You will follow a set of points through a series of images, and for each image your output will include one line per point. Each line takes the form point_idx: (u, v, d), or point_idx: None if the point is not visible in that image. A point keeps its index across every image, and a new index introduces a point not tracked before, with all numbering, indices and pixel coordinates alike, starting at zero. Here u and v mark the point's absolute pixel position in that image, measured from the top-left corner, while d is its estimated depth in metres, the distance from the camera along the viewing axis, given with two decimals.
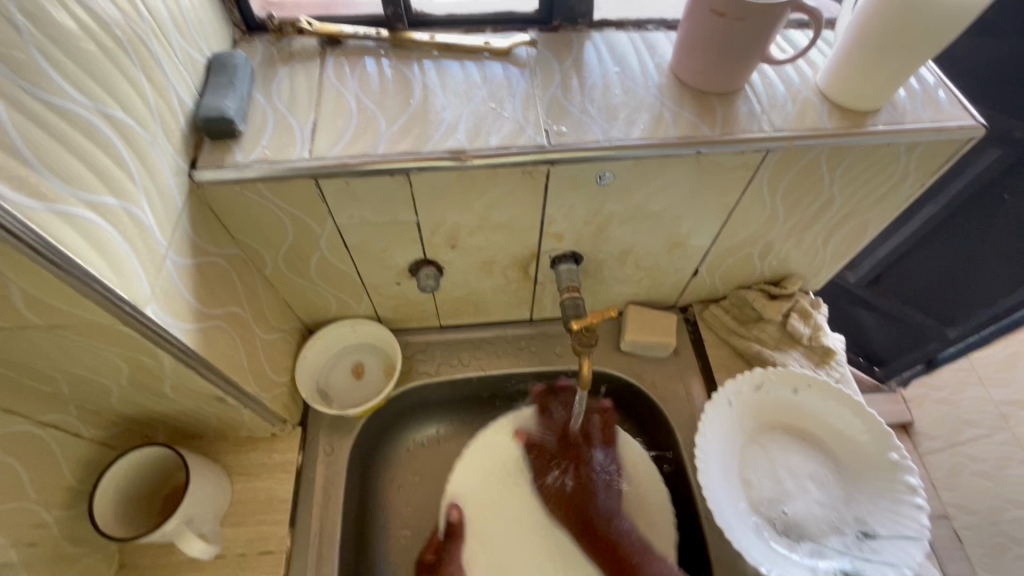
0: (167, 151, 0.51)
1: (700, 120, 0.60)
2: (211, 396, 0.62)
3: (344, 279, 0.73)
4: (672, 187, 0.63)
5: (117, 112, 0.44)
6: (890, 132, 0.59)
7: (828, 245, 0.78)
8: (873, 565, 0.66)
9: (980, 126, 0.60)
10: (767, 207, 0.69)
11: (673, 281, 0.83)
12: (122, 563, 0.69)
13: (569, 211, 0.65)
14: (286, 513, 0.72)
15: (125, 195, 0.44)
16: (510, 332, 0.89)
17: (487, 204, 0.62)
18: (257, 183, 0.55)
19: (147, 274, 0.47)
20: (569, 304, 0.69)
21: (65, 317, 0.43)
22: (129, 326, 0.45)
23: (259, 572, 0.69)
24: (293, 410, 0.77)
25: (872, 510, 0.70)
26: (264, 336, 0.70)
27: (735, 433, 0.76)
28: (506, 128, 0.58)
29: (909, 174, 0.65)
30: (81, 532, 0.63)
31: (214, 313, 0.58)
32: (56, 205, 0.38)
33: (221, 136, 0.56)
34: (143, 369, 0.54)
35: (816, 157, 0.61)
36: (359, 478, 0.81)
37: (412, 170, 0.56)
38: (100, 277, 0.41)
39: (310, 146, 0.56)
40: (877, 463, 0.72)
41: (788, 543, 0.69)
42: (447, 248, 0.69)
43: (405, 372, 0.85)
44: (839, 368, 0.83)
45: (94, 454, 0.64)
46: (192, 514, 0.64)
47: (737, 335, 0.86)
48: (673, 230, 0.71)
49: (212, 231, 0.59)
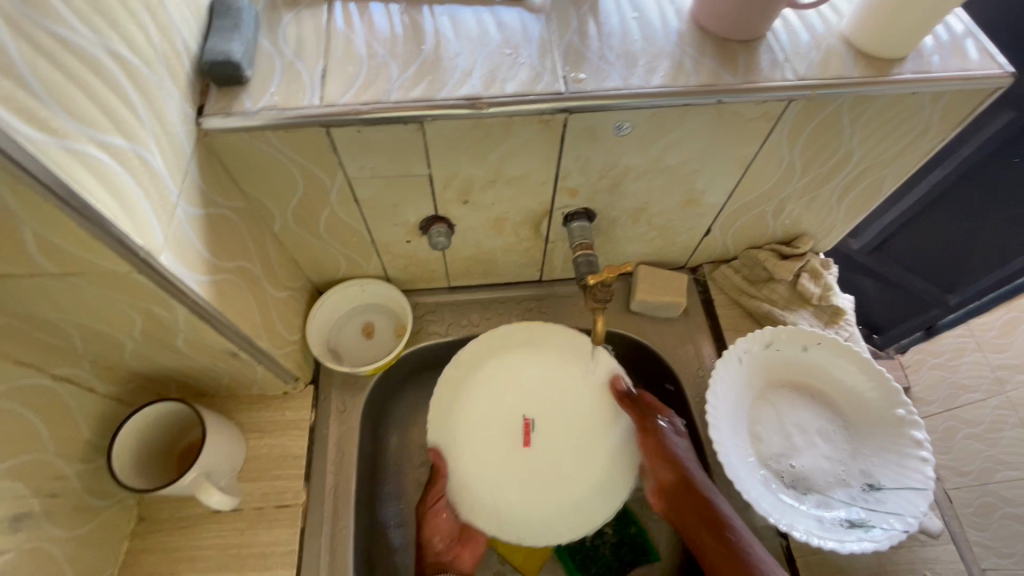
0: (174, 96, 0.49)
1: (722, 68, 0.58)
2: (225, 352, 0.62)
3: (353, 237, 0.72)
4: (689, 138, 0.61)
5: (123, 49, 0.42)
6: (916, 81, 0.58)
7: (843, 202, 0.77)
8: (878, 515, 0.68)
9: (1006, 75, 0.58)
10: (784, 161, 0.67)
11: (684, 241, 0.82)
12: (140, 516, 0.69)
13: (583, 163, 0.63)
14: (300, 469, 0.73)
15: (136, 137, 0.43)
16: (520, 293, 0.89)
17: (500, 155, 0.61)
18: (266, 132, 0.54)
19: (160, 222, 0.46)
20: (581, 261, 0.69)
21: (81, 264, 0.43)
22: (144, 274, 0.45)
23: (276, 525, 0.70)
24: (304, 368, 0.78)
25: (878, 464, 0.72)
26: (275, 294, 0.69)
27: (745, 390, 0.76)
28: (522, 75, 0.56)
29: (930, 127, 0.64)
30: (99, 485, 0.63)
31: (225, 267, 0.57)
32: (67, 143, 0.37)
33: (228, 82, 0.54)
34: (157, 321, 0.53)
35: (838, 107, 0.60)
36: (370, 436, 0.82)
37: (425, 118, 0.54)
38: (114, 220, 0.40)
39: (320, 93, 0.54)
40: (884, 418, 0.73)
41: (795, 495, 0.71)
42: (458, 204, 0.68)
43: (415, 332, 0.85)
44: (848, 328, 0.83)
45: (110, 409, 0.64)
46: (209, 468, 0.65)
47: (745, 295, 0.86)
48: (688, 185, 0.69)
49: (220, 180, 0.57)
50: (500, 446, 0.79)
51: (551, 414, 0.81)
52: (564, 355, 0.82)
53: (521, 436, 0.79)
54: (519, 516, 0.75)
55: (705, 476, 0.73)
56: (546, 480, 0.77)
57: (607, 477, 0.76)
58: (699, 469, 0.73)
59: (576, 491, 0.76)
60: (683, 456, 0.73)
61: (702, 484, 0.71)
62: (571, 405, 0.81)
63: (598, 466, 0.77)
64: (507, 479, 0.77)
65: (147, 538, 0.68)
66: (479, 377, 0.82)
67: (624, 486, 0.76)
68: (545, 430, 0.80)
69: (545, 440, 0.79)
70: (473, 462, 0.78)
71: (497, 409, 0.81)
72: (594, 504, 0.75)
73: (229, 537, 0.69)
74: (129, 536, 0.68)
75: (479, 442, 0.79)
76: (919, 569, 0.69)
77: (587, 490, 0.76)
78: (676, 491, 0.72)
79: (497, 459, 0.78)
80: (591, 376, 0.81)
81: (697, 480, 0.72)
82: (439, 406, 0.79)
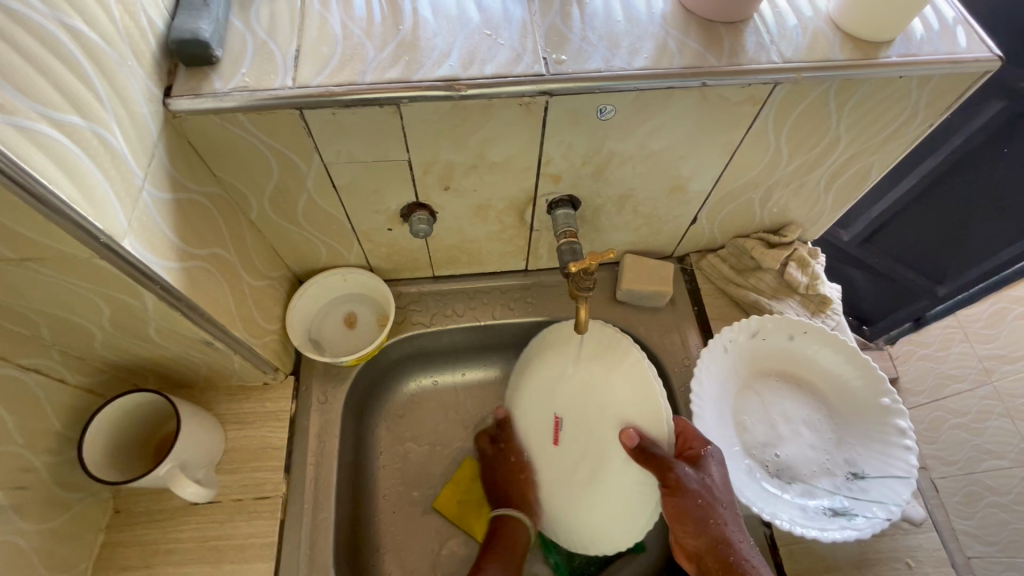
0: (138, 76, 0.47)
1: (706, 50, 0.57)
2: (199, 341, 0.61)
3: (332, 224, 0.71)
4: (675, 122, 0.60)
5: (80, 25, 0.40)
6: (903, 65, 0.57)
7: (830, 190, 0.76)
8: (862, 503, 0.68)
9: (995, 59, 0.57)
10: (770, 147, 0.66)
11: (670, 229, 0.81)
12: (115, 508, 0.68)
13: (567, 148, 0.62)
14: (280, 461, 0.72)
15: (95, 117, 0.41)
16: (505, 283, 0.87)
17: (480, 139, 0.59)
18: (238, 114, 0.52)
19: (123, 206, 0.44)
20: (565, 249, 0.68)
21: (39, 249, 0.41)
22: (106, 259, 0.43)
23: (255, 516, 0.69)
24: (285, 359, 0.77)
25: (862, 453, 0.72)
26: (252, 282, 0.68)
27: (730, 380, 0.76)
28: (502, 57, 0.55)
29: (918, 113, 0.63)
30: (72, 477, 0.62)
31: (197, 254, 0.55)
32: (17, 121, 0.35)
33: (197, 63, 0.52)
34: (126, 309, 0.52)
35: (825, 91, 0.59)
36: (353, 427, 0.81)
37: (403, 101, 0.53)
38: (70, 202, 0.39)
39: (293, 75, 0.53)
40: (869, 407, 0.73)
41: (779, 484, 0.70)
42: (440, 190, 0.66)
43: (398, 322, 0.84)
44: (835, 317, 0.83)
45: (82, 400, 0.63)
46: (184, 460, 0.64)
47: (733, 285, 0.85)
48: (674, 171, 0.68)
49: (191, 165, 0.55)
50: (545, 447, 0.79)
51: (575, 411, 0.76)
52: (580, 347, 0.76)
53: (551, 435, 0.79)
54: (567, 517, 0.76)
55: (739, 542, 0.62)
56: (580, 486, 0.75)
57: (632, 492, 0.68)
58: (733, 532, 0.63)
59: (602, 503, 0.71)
60: (712, 519, 0.63)
61: (735, 553, 0.61)
62: (591, 403, 0.74)
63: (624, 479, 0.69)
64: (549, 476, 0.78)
65: (122, 530, 0.67)
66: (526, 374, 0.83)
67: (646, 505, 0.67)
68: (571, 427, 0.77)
69: (572, 439, 0.76)
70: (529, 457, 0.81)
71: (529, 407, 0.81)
72: (621, 516, 0.70)
73: (207, 528, 0.67)
74: (104, 530, 0.67)
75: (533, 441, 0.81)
76: (901, 556, 0.69)
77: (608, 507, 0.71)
78: (704, 560, 0.63)
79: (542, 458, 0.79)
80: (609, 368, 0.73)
81: (729, 550, 0.62)
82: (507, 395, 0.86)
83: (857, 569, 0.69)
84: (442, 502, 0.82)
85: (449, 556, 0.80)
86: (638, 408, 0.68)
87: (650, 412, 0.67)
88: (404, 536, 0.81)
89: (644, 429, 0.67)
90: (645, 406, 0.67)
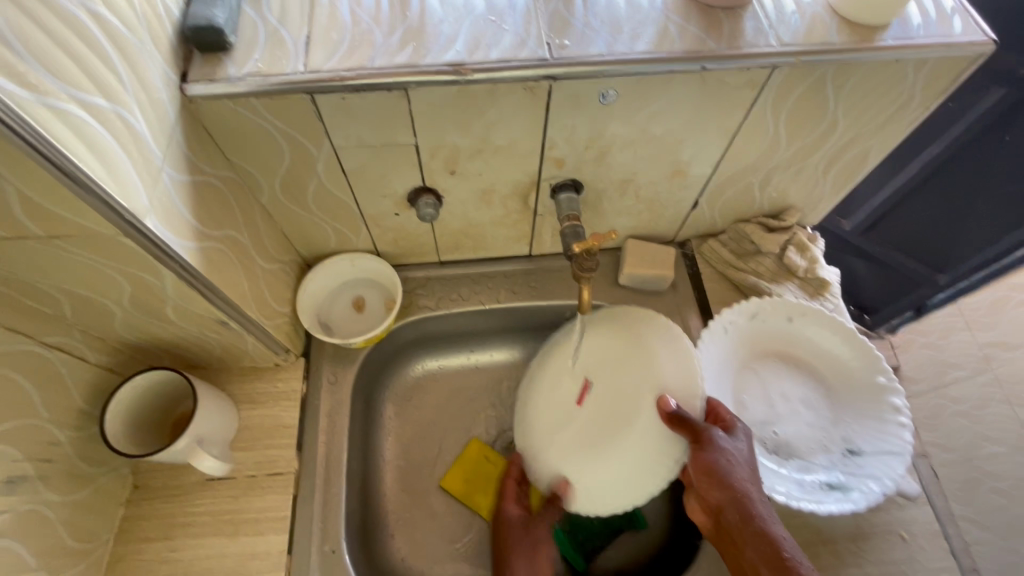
0: (157, 61, 0.49)
1: (706, 35, 0.58)
2: (215, 321, 0.63)
3: (341, 209, 0.72)
4: (675, 106, 0.62)
5: (103, 10, 0.42)
6: (899, 48, 0.58)
7: (829, 173, 0.78)
8: (857, 478, 0.70)
9: (989, 42, 0.59)
10: (770, 130, 0.68)
11: (671, 214, 0.83)
12: (135, 484, 0.71)
13: (570, 132, 0.64)
14: (292, 438, 0.74)
15: (117, 99, 0.43)
16: (508, 268, 0.89)
17: (486, 124, 0.61)
18: (250, 99, 0.54)
19: (145, 185, 0.46)
20: (569, 232, 0.69)
21: (66, 226, 0.43)
22: (129, 236, 0.45)
23: (269, 491, 0.71)
24: (295, 341, 0.79)
25: (859, 430, 0.73)
26: (264, 266, 0.70)
27: (730, 359, 0.78)
28: (506, 42, 0.56)
29: (915, 96, 0.65)
30: (93, 453, 0.65)
31: (213, 235, 0.57)
32: (48, 100, 0.37)
33: (212, 48, 0.54)
34: (146, 288, 0.54)
35: (822, 75, 0.60)
36: (362, 406, 0.83)
37: (410, 84, 0.55)
38: (98, 179, 0.41)
39: (304, 60, 0.54)
40: (865, 386, 0.75)
41: (777, 460, 0.72)
42: (446, 174, 0.68)
43: (405, 306, 0.86)
44: (834, 300, 0.84)
45: (102, 379, 0.65)
46: (201, 434, 0.66)
47: (733, 268, 0.87)
48: (675, 156, 0.70)
49: (205, 148, 0.57)
50: (562, 413, 0.77)
51: (610, 381, 0.74)
52: (627, 323, 0.76)
53: (577, 395, 0.77)
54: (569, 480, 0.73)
55: (761, 500, 0.61)
56: (597, 450, 0.72)
57: (646, 459, 0.68)
58: (755, 490, 0.62)
59: (612, 463, 0.70)
60: (737, 474, 0.62)
61: (758, 508, 0.61)
62: (626, 370, 0.73)
63: (642, 442, 0.68)
64: (556, 435, 0.76)
65: (142, 504, 0.70)
66: (556, 349, 0.81)
67: (660, 471, 0.67)
68: (600, 392, 0.75)
69: (599, 404, 0.74)
70: (540, 422, 0.79)
71: (559, 371, 0.80)
72: (635, 484, 0.68)
73: (222, 503, 0.70)
74: (124, 504, 0.69)
75: (545, 401, 0.79)
76: (896, 529, 0.71)
77: (624, 470, 0.69)
78: (725, 515, 0.62)
79: (554, 421, 0.77)
80: (648, 342, 0.73)
81: (751, 505, 0.61)
82: (529, 375, 0.84)
83: (853, 542, 0.71)
84: (450, 480, 0.85)
85: (455, 534, 0.82)
86: (678, 379, 0.69)
87: (687, 386, 0.68)
88: (411, 513, 0.83)
89: (682, 401, 0.68)
90: (684, 381, 0.69)
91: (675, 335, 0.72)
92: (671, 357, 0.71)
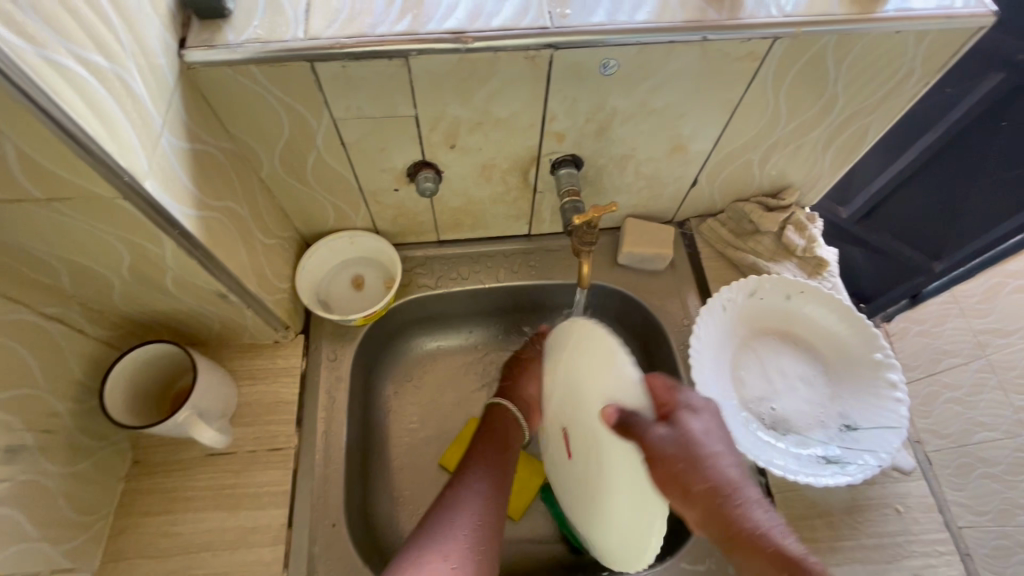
0: (156, 25, 0.49)
1: (707, 4, 0.57)
2: (214, 293, 0.63)
3: (341, 184, 0.72)
4: (676, 78, 0.62)
5: None
6: (900, 19, 0.58)
7: (828, 152, 0.78)
8: (854, 452, 0.71)
9: (990, 15, 0.59)
10: (770, 106, 0.68)
11: (671, 192, 0.83)
12: (135, 459, 0.71)
13: (570, 105, 0.64)
14: (292, 414, 0.74)
15: (116, 59, 0.43)
16: (507, 247, 0.89)
17: (486, 96, 0.61)
18: (249, 67, 0.53)
19: (145, 149, 0.46)
20: (568, 207, 0.69)
21: (66, 188, 0.43)
22: (129, 199, 0.45)
23: (269, 466, 0.71)
24: (295, 318, 0.79)
25: (855, 406, 0.74)
26: (263, 240, 0.70)
27: (729, 337, 0.78)
28: (507, 11, 0.56)
29: (915, 70, 0.65)
30: (94, 426, 0.65)
31: (212, 205, 0.57)
32: (47, 54, 0.37)
33: (210, 15, 0.53)
34: (145, 257, 0.53)
35: (823, 47, 0.60)
36: (362, 384, 0.83)
37: (411, 52, 0.54)
38: (97, 137, 0.40)
39: (305, 27, 0.54)
40: (862, 362, 0.75)
41: (774, 434, 0.73)
42: (445, 148, 0.68)
43: (405, 284, 0.86)
44: (832, 279, 0.84)
45: (101, 352, 0.65)
46: (201, 408, 0.66)
47: (732, 248, 0.87)
48: (675, 131, 0.70)
49: (205, 117, 0.57)
50: (567, 467, 0.75)
51: (578, 418, 0.68)
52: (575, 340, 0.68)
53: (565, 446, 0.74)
54: (603, 546, 0.69)
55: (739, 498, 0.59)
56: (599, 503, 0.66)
57: (629, 496, 0.59)
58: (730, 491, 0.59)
59: (615, 512, 0.63)
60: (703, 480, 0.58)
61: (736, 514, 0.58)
62: (581, 399, 0.66)
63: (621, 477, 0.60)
64: (571, 493, 0.74)
65: (141, 479, 0.70)
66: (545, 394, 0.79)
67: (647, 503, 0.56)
68: (576, 436, 0.70)
69: (580, 448, 0.69)
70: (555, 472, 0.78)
71: (553, 423, 0.78)
72: (638, 534, 0.60)
73: (222, 477, 0.70)
74: (124, 479, 0.70)
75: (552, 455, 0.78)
76: (890, 502, 0.72)
77: (623, 518, 0.62)
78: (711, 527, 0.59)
79: (564, 474, 0.75)
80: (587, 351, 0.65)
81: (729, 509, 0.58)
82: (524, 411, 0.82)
83: (849, 515, 0.71)
84: (448, 458, 0.84)
85: None
86: (613, 387, 0.59)
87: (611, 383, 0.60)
88: (411, 491, 0.83)
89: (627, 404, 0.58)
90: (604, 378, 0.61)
91: (598, 330, 0.63)
92: (599, 366, 0.62)
